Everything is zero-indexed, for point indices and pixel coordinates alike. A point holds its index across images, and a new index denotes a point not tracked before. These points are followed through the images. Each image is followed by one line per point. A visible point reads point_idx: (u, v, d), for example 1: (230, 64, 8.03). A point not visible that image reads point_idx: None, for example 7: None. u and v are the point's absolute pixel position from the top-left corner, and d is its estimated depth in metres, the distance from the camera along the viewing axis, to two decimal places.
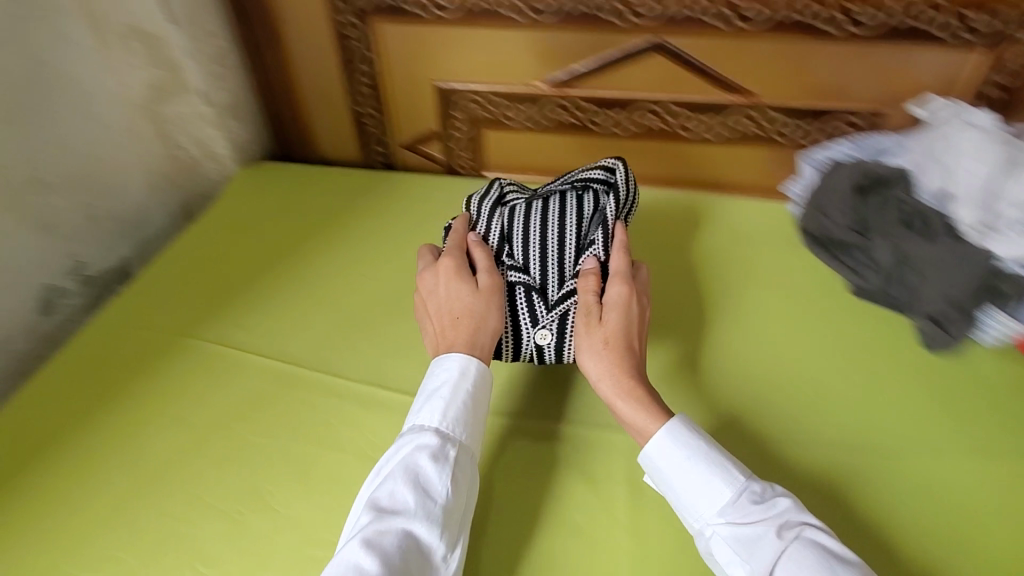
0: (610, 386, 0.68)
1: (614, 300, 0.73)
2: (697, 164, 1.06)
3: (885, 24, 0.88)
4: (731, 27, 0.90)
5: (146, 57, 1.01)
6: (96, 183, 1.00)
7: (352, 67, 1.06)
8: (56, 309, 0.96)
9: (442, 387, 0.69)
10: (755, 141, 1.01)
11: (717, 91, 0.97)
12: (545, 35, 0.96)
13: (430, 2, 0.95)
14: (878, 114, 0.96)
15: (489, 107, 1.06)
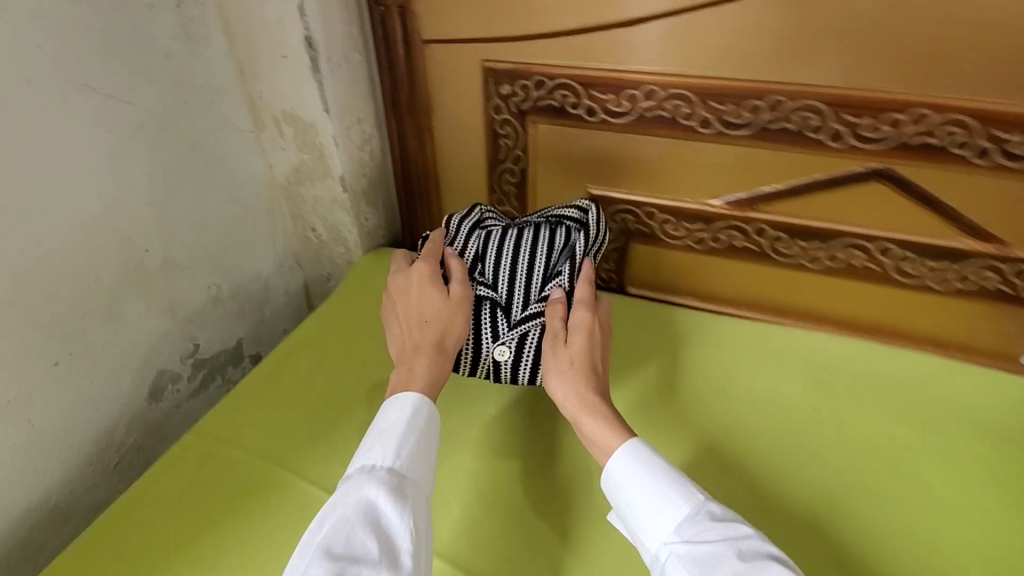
0: (574, 404, 0.65)
1: (580, 326, 0.69)
2: (897, 309, 0.85)
3: None
4: (988, 162, 0.70)
5: (295, 141, 0.95)
6: (225, 266, 0.96)
7: (497, 166, 0.96)
8: (165, 397, 0.90)
9: (397, 426, 0.63)
10: (995, 299, 0.79)
11: (953, 235, 0.77)
12: (732, 151, 0.80)
13: (600, 107, 0.83)
14: None
15: (648, 221, 0.91)
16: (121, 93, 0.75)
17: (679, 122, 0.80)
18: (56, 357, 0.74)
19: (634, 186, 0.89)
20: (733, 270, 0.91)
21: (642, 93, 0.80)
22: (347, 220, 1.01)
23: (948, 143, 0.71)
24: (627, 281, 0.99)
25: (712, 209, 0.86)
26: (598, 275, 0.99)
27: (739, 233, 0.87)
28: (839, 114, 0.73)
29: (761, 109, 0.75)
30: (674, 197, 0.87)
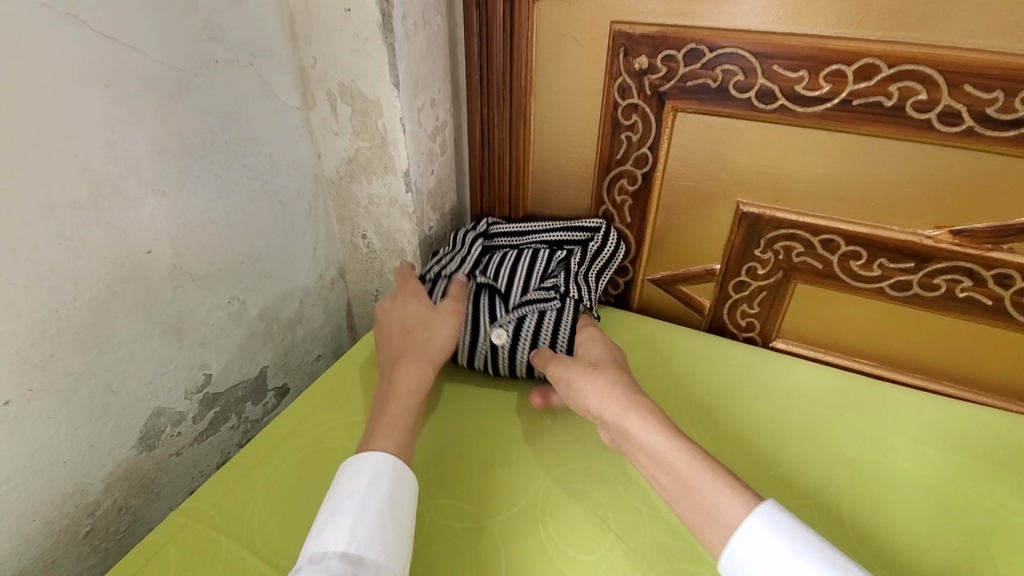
0: (621, 394, 0.54)
1: (588, 342, 0.62)
2: None
3: None
4: None
5: (353, 122, 0.73)
6: (252, 273, 0.75)
7: (614, 169, 0.72)
8: (162, 444, 0.68)
9: (356, 496, 0.47)
10: None
11: None
12: (984, 160, 0.55)
13: (781, 90, 0.59)
14: None
15: (823, 253, 0.66)
16: (133, 37, 0.54)
17: (906, 115, 0.55)
18: (9, 395, 0.52)
19: (813, 205, 0.64)
20: (945, 331, 0.65)
21: (856, 69, 0.55)
22: (405, 226, 0.79)
23: None
24: (773, 328, 0.74)
25: (932, 243, 0.60)
26: (732, 318, 0.75)
27: (967, 280, 0.61)
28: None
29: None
30: (873, 222, 0.62)
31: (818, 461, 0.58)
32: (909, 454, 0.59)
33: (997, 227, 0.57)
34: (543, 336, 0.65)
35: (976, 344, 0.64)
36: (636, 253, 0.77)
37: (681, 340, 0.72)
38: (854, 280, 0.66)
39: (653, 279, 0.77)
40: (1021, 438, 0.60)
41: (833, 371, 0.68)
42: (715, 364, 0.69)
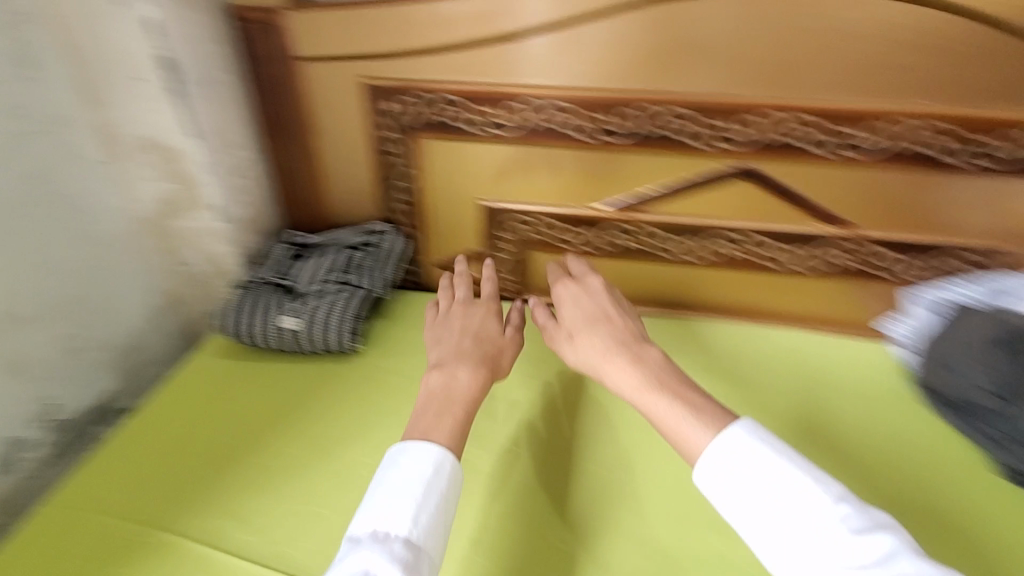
0: (598, 357, 0.69)
1: (536, 308, 0.79)
2: (763, 292, 0.93)
3: (1009, 161, 0.76)
4: (838, 157, 0.80)
5: (163, 171, 0.87)
6: (86, 309, 0.85)
7: (391, 185, 0.94)
8: (18, 467, 0.79)
9: (436, 485, 0.56)
10: (850, 277, 0.89)
11: (810, 222, 0.85)
12: (612, 157, 0.85)
13: (484, 122, 0.85)
14: (996, 253, 0.83)
15: (542, 229, 0.93)
16: None
17: (559, 132, 0.84)
18: None
19: (524, 197, 0.91)
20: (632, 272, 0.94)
21: (528, 105, 0.82)
22: (224, 249, 0.95)
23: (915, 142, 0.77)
24: (528, 289, 1.00)
25: (601, 214, 0.90)
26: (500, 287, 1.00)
27: (629, 234, 0.91)
28: (727, 120, 0.79)
29: (653, 121, 0.81)
30: (564, 204, 0.90)
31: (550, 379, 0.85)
32: (842, 408, 0.81)
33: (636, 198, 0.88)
34: (320, 319, 0.87)
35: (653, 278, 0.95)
36: (419, 248, 0.99)
37: None
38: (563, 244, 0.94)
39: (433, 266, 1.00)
40: (674, 338, 0.92)
41: None
42: None
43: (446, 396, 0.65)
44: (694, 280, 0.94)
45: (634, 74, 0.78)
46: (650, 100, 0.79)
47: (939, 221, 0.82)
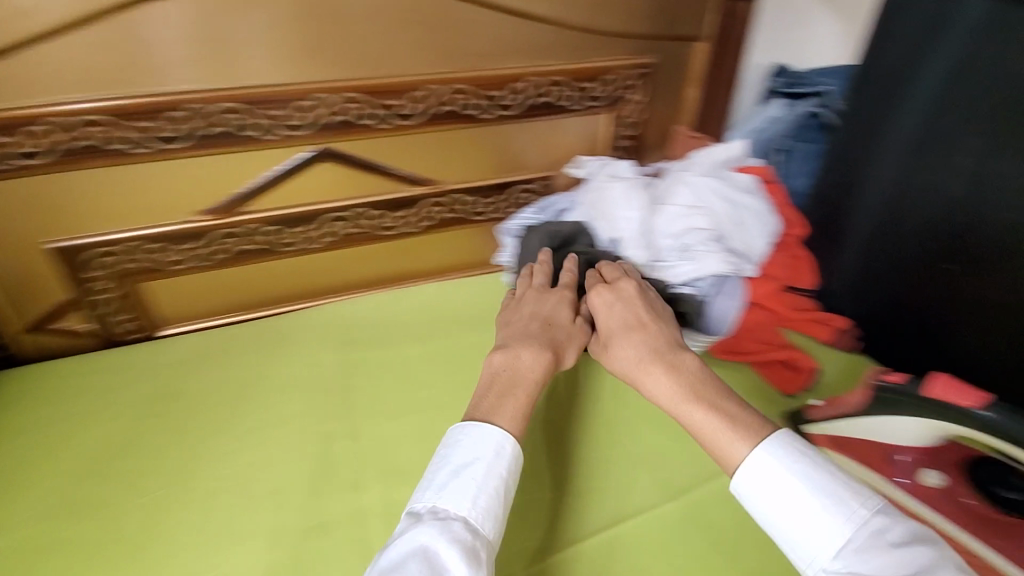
0: (635, 366, 0.73)
1: (600, 306, 0.80)
2: (376, 252, 1.02)
3: (523, 103, 0.97)
4: (492, 113, 0.96)
5: None
6: None
7: (90, 254, 0.85)
8: None
9: (493, 472, 0.61)
10: (462, 226, 1.06)
11: (400, 185, 0.97)
12: (187, 160, 0.83)
13: (100, 143, 0.77)
14: (547, 181, 1.07)
15: (141, 257, 0.88)
16: None
17: (139, 150, 0.79)
18: None
19: (177, 211, 0.87)
20: (346, 262, 1.01)
21: (110, 122, 0.76)
22: None
23: (557, 99, 0.99)
24: (146, 325, 0.95)
25: (216, 225, 0.89)
26: (113, 332, 0.93)
27: (230, 242, 0.91)
28: (289, 106, 0.83)
29: (360, 106, 0.87)
30: (208, 210, 0.88)
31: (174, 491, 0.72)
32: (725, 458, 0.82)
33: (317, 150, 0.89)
34: None
35: (345, 259, 1.01)
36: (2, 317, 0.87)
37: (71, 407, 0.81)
38: (256, 249, 0.93)
39: (163, 334, 0.96)
40: (229, 378, 0.85)
41: (194, 350, 0.89)
42: (161, 392, 0.83)
43: (513, 377, 0.72)
44: (348, 264, 1.02)
45: (247, 64, 0.79)
46: (359, 97, 0.86)
47: (529, 162, 1.05)
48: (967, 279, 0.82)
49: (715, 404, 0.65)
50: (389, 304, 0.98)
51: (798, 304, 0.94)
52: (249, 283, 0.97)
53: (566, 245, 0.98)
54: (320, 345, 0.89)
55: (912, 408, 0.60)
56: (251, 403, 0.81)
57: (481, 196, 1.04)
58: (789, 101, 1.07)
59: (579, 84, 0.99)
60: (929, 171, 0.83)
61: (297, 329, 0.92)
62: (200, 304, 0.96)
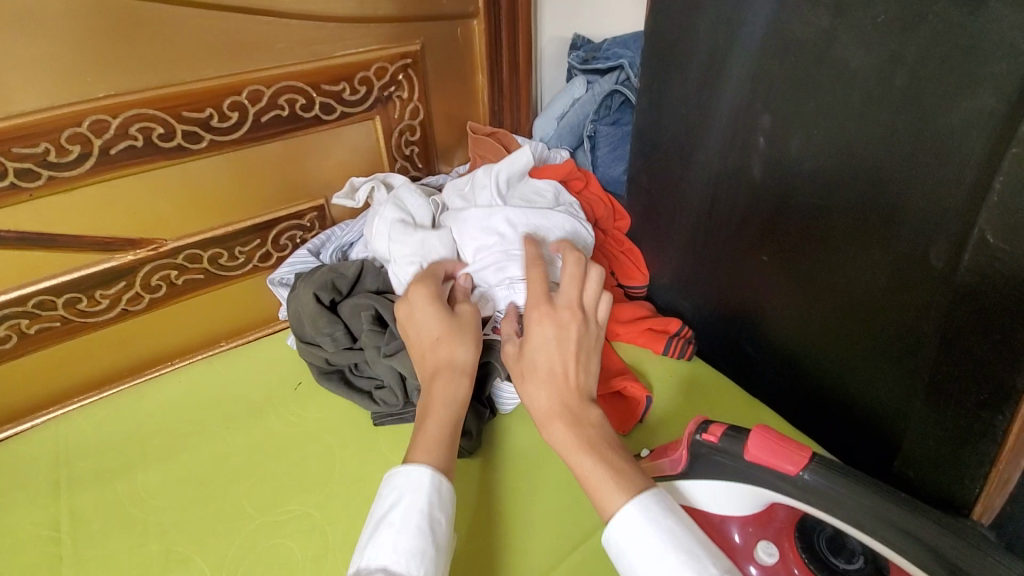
0: (537, 406, 0.57)
1: (536, 321, 0.60)
2: (100, 345, 0.75)
3: (244, 121, 0.72)
4: (203, 141, 0.71)
5: None
6: None
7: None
8: None
9: (416, 506, 0.50)
10: (223, 283, 0.81)
11: (99, 254, 0.70)
12: None
13: None
14: (323, 212, 0.85)
15: None
16: None
17: None
18: None
19: None
20: (49, 365, 0.73)
21: None
22: None
23: (294, 110, 0.75)
24: None
25: None
26: None
27: None
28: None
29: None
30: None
31: None
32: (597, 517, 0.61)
33: None
34: None
35: (49, 363, 0.73)
36: None
37: None
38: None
39: None
40: None
41: None
42: None
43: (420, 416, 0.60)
44: (59, 368, 0.74)
45: None
46: None
47: (293, 192, 0.81)
48: (781, 270, 0.70)
49: (611, 459, 0.52)
50: (127, 412, 0.74)
51: (625, 314, 0.84)
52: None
53: (354, 289, 0.78)
54: (8, 504, 0.64)
55: (725, 470, 0.49)
56: None
57: (227, 243, 0.78)
58: (589, 79, 0.94)
59: (320, 86, 0.76)
60: (720, 151, 0.72)
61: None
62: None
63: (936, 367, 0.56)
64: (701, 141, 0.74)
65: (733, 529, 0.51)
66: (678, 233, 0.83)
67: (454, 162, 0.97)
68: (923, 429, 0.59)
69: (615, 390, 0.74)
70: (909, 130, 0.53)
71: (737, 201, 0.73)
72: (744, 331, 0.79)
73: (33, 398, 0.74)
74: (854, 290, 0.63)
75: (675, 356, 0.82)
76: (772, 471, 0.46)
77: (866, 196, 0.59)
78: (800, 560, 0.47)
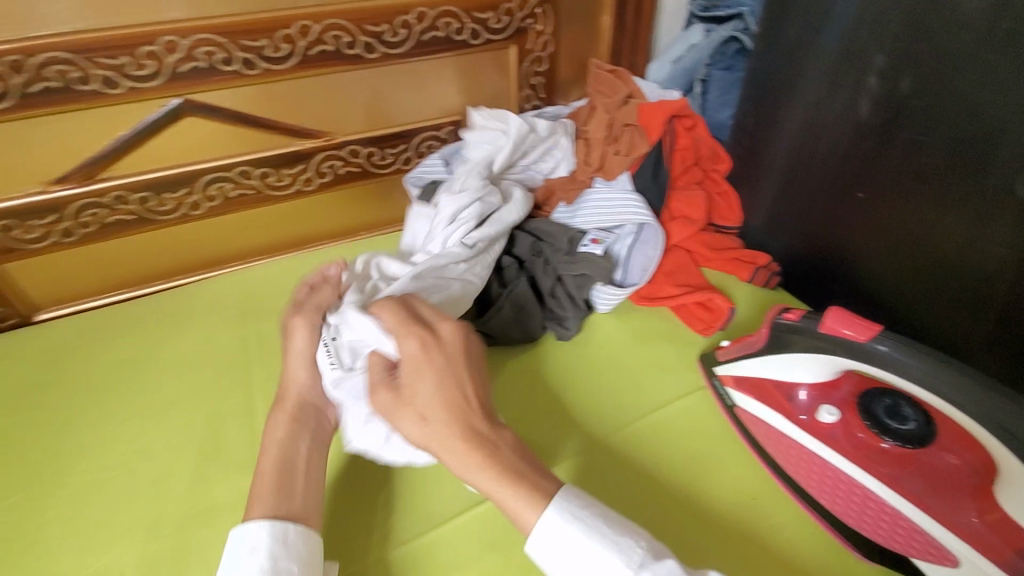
0: (440, 452, 0.52)
1: (413, 365, 0.54)
2: (276, 215, 0.93)
3: (408, 38, 0.86)
4: (375, 53, 0.85)
5: None
6: None
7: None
8: None
9: (256, 562, 0.48)
10: (371, 179, 0.97)
11: (286, 139, 0.87)
12: (24, 126, 0.71)
13: None
14: (457, 127, 0.98)
15: None
16: None
17: None
18: None
19: (24, 183, 0.75)
20: (238, 225, 0.91)
21: None
22: None
23: (448, 33, 0.88)
24: (27, 313, 0.85)
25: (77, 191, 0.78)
26: None
27: (102, 210, 0.80)
28: (134, 53, 0.71)
29: (217, 52, 0.76)
30: (59, 179, 0.76)
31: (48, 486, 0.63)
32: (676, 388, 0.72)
33: (176, 102, 0.77)
34: None
35: (241, 224, 0.91)
36: None
37: None
38: (129, 219, 0.83)
39: (43, 319, 0.85)
40: (114, 360, 0.76)
41: (80, 328, 0.81)
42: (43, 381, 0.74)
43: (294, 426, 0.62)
44: (245, 229, 0.92)
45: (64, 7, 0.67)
46: (212, 38, 0.74)
47: (435, 107, 0.95)
48: (874, 207, 0.76)
49: (528, 479, 0.50)
50: (293, 268, 0.91)
51: (718, 244, 0.91)
52: (133, 258, 0.87)
53: None
54: (209, 319, 0.82)
55: (802, 345, 0.59)
56: (141, 384, 0.74)
57: (380, 145, 0.94)
58: (707, 27, 1.01)
59: (472, 13, 0.88)
60: (827, 92, 0.78)
61: (188, 306, 0.84)
62: (72, 283, 0.85)
63: (1006, 295, 0.65)
64: (811, 82, 0.80)
65: (800, 392, 0.62)
66: (778, 173, 0.89)
67: (569, 98, 1.07)
68: (989, 349, 0.69)
69: (701, 299, 0.82)
70: (1011, 73, 0.59)
71: (840, 140, 0.78)
72: (830, 265, 0.85)
73: (224, 249, 0.92)
74: (929, 231, 0.70)
75: (760, 285, 0.89)
76: (841, 340, 0.55)
77: (963, 135, 0.64)
78: (863, 425, 0.58)
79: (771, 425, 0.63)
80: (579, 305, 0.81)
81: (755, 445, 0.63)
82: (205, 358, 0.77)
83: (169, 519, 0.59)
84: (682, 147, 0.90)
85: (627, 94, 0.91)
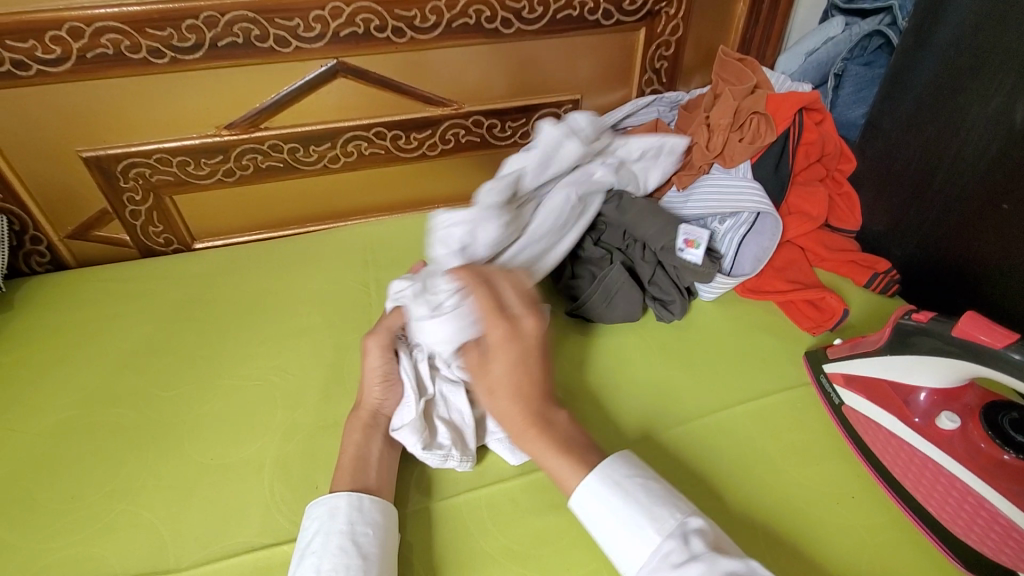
0: (505, 424, 0.59)
1: (495, 344, 0.58)
2: (401, 175, 1.01)
3: (544, 15, 0.89)
4: (512, 28, 0.89)
5: None
6: None
7: (123, 162, 0.86)
8: None
9: (337, 526, 0.53)
10: (489, 148, 1.02)
11: (419, 105, 0.94)
12: (209, 75, 0.82)
13: (126, 46, 0.76)
14: (577, 106, 1.01)
15: (169, 168, 0.89)
16: None
17: (152, 62, 0.78)
18: None
19: (202, 125, 0.86)
20: (366, 182, 0.99)
21: (135, 30, 0.75)
22: None
23: (582, 12, 0.91)
24: (186, 239, 0.97)
25: (242, 136, 0.88)
26: (151, 243, 0.96)
27: (259, 155, 0.90)
28: (305, 16, 0.80)
29: (373, 19, 0.83)
30: (228, 124, 0.87)
31: (206, 384, 0.73)
32: (778, 379, 0.72)
33: (333, 63, 0.85)
34: None
35: (368, 180, 1.00)
36: (39, 220, 0.89)
37: (121, 304, 0.85)
38: (279, 167, 0.93)
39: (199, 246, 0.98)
40: (257, 288, 0.87)
41: (231, 257, 0.92)
42: (201, 298, 0.85)
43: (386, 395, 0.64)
44: (372, 185, 1.00)
45: None
46: (372, 6, 0.81)
47: (558, 84, 0.98)
48: (1018, 220, 0.71)
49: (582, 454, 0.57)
50: (411, 225, 0.98)
51: (834, 244, 0.88)
52: (276, 202, 0.97)
53: None
54: (337, 261, 0.91)
55: (929, 347, 0.58)
56: (280, 309, 0.83)
57: (502, 117, 0.98)
58: (849, 20, 0.97)
59: None
60: (980, 95, 0.73)
61: (320, 248, 0.93)
62: (225, 218, 0.97)
63: None
64: (965, 81, 0.75)
65: (920, 395, 0.61)
66: (910, 178, 0.85)
67: (690, 85, 1.07)
68: None
69: (812, 297, 0.80)
70: None
71: (989, 146, 0.73)
72: (958, 278, 0.80)
73: (351, 201, 1.01)
74: None
75: (877, 291, 0.86)
76: (973, 346, 0.53)
77: None
78: (985, 436, 0.56)
79: (883, 426, 0.62)
80: (682, 289, 0.81)
81: (861, 446, 0.62)
82: (333, 295, 0.86)
83: (301, 427, 0.67)
84: (808, 141, 0.85)
85: (755, 84, 0.88)
